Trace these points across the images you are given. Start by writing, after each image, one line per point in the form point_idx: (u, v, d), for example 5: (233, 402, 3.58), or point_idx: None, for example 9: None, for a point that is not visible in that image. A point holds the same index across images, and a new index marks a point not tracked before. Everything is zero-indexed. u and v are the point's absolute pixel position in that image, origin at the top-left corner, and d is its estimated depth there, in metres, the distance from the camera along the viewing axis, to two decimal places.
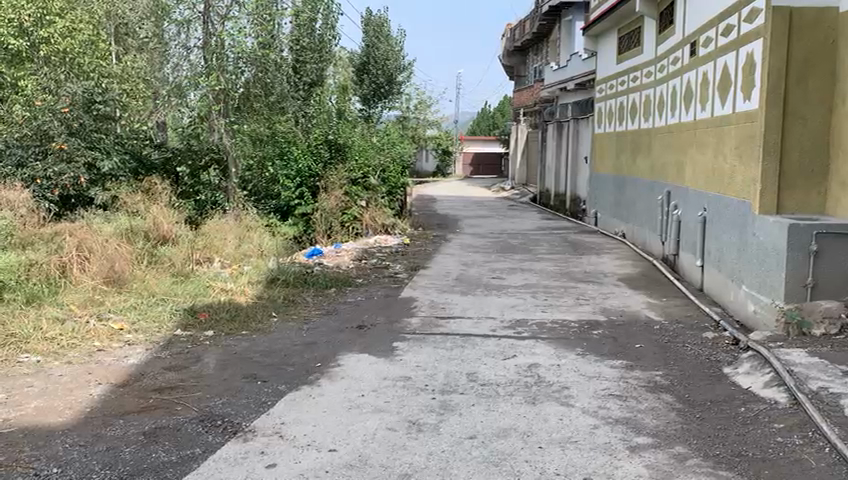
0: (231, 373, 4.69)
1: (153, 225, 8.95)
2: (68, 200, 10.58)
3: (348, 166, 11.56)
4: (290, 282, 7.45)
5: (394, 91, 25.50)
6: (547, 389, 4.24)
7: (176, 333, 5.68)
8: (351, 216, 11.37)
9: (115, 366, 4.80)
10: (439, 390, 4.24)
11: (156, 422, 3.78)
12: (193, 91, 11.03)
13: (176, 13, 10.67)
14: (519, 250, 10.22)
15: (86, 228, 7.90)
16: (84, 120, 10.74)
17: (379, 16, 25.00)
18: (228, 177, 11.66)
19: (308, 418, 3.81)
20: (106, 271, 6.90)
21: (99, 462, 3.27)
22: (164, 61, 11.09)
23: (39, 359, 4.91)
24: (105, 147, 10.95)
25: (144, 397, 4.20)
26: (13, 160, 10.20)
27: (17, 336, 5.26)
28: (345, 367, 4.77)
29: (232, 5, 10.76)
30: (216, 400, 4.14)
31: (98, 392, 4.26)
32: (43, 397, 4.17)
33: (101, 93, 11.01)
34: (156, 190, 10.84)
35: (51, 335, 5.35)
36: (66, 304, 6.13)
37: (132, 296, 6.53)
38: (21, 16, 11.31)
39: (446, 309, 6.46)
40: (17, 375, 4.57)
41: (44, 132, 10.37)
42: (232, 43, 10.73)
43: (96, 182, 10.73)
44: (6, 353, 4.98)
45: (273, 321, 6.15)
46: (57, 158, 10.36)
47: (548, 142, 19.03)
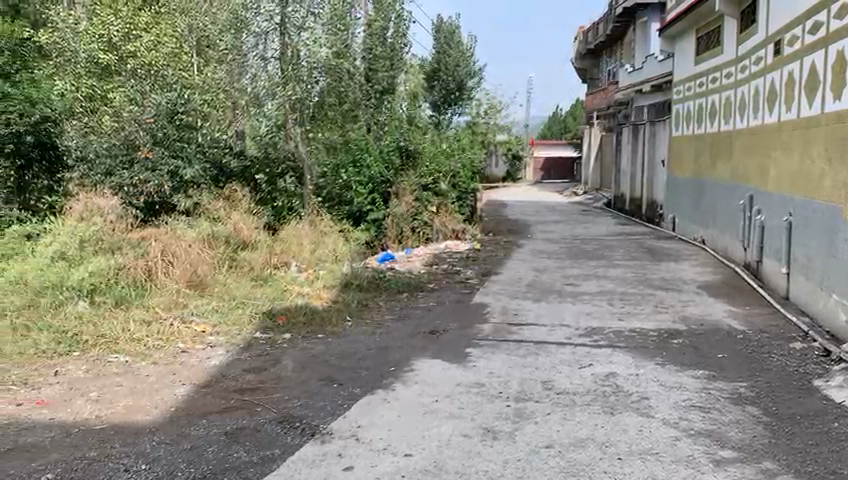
0: (308, 375, 4.79)
1: (233, 232, 9.21)
2: (152, 206, 10.90)
3: (420, 171, 12.21)
4: (364, 286, 7.56)
5: (464, 97, 25.58)
6: (626, 399, 4.14)
7: (256, 335, 5.85)
8: (422, 222, 11.89)
9: (198, 367, 4.98)
10: (514, 397, 4.21)
11: (238, 423, 3.89)
12: (270, 100, 11.22)
13: (255, 24, 10.88)
14: (594, 256, 10.05)
15: (170, 234, 8.19)
16: (167, 129, 11.01)
17: (450, 23, 25.24)
18: (303, 183, 11.75)
19: (383, 422, 3.84)
20: (188, 275, 7.17)
21: (184, 460, 3.39)
22: (242, 71, 11.12)
23: (128, 359, 5.13)
24: (187, 155, 11.11)
25: (227, 398, 4.34)
26: (103, 168, 10.66)
27: (107, 336, 5.53)
28: (418, 372, 4.79)
29: (307, 16, 11.04)
30: (295, 402, 4.24)
31: (183, 392, 4.43)
32: (131, 395, 4.36)
33: (183, 104, 11.17)
34: (236, 197, 11.19)
35: (139, 336, 5.60)
36: (153, 306, 6.38)
37: (214, 299, 6.76)
38: (110, 33, 11.68)
39: (519, 316, 6.41)
40: (108, 374, 4.79)
41: (131, 142, 10.92)
42: (308, 52, 11.17)
43: (179, 189, 10.98)
44: (98, 353, 5.23)
45: (348, 325, 6.25)
46: (142, 165, 10.79)
47: (622, 146, 18.67)
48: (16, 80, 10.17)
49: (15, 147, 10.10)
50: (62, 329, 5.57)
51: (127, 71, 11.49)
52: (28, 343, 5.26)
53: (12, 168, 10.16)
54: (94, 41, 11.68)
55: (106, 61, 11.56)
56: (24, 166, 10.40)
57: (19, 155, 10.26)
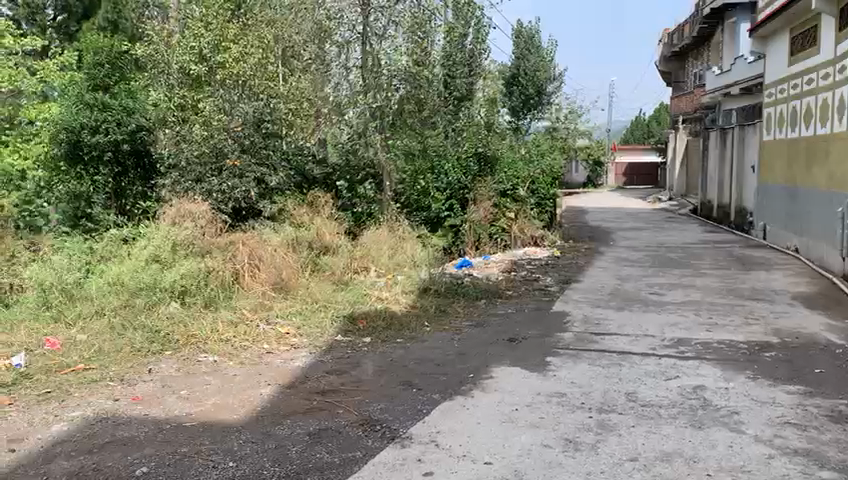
0: (388, 379, 4.84)
1: (315, 237, 9.39)
2: (239, 212, 11.06)
3: (497, 178, 12.24)
4: (442, 292, 7.58)
5: (543, 102, 25.27)
6: (714, 413, 3.99)
7: (337, 338, 5.96)
8: (499, 228, 11.97)
9: (282, 368, 5.11)
10: (596, 408, 4.12)
11: (320, 424, 3.97)
12: (352, 108, 11.57)
13: (338, 35, 11.39)
14: (679, 265, 9.73)
15: (256, 238, 8.42)
16: (254, 137, 11.08)
17: (529, 27, 25.04)
18: (382, 190, 12.05)
19: (463, 429, 3.84)
20: (273, 278, 7.43)
21: (269, 459, 3.48)
22: (326, 81, 11.61)
23: (216, 359, 5.32)
24: (273, 163, 11.34)
25: (309, 399, 4.43)
26: (193, 176, 10.64)
27: (198, 336, 5.76)
28: (497, 379, 4.76)
29: (389, 25, 11.42)
30: (375, 405, 4.28)
31: (269, 392, 4.55)
32: (219, 394, 4.52)
33: (270, 113, 11.23)
34: (318, 202, 11.42)
35: (227, 336, 5.81)
36: (240, 308, 6.62)
37: (298, 302, 6.94)
38: (202, 45, 11.66)
39: (601, 325, 6.27)
40: (197, 373, 4.98)
41: (219, 150, 10.78)
42: (389, 61, 11.48)
43: (264, 195, 11.19)
44: (188, 352, 5.46)
45: (426, 330, 6.28)
46: (231, 173, 10.74)
47: (709, 151, 18.05)
48: (115, 90, 10.40)
49: (113, 155, 10.14)
50: (155, 328, 5.83)
51: (216, 81, 11.43)
52: (125, 341, 5.54)
53: (110, 175, 10.23)
54: (188, 54, 11.78)
55: (197, 73, 11.66)
56: (121, 172, 10.43)
57: (116, 162, 10.28)
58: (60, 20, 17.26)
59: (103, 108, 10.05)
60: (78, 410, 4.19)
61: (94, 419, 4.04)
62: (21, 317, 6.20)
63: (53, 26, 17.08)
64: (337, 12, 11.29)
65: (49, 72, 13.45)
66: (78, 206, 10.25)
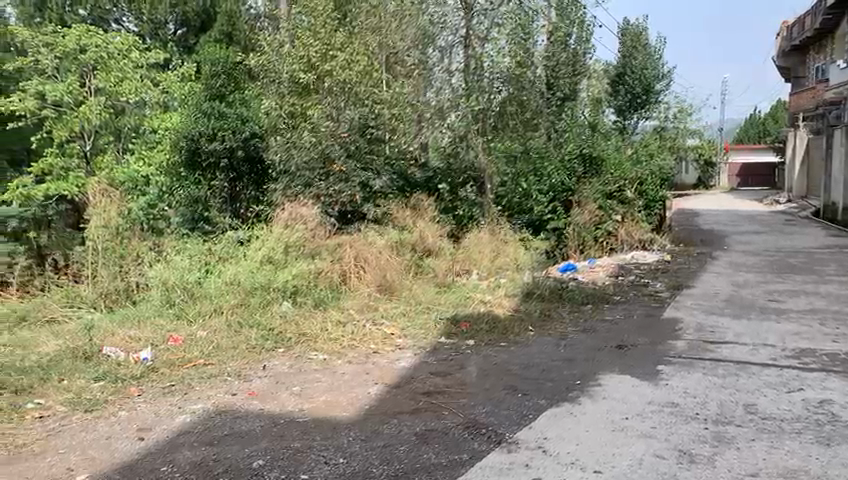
0: (493, 382, 4.83)
1: (418, 238, 9.40)
2: (345, 215, 11.28)
3: (603, 179, 11.92)
4: (546, 296, 7.49)
5: (651, 100, 24.47)
6: (844, 430, 3.74)
7: (441, 340, 6.01)
8: (605, 231, 11.71)
9: (388, 368, 5.20)
10: (712, 420, 3.95)
11: (426, 425, 4.01)
12: (454, 112, 11.73)
13: (441, 40, 11.71)
14: (801, 271, 9.18)
15: (361, 240, 8.50)
16: (359, 143, 11.19)
17: (636, 24, 24.34)
18: (485, 193, 12.08)
19: (571, 436, 3.78)
20: (379, 280, 7.61)
21: (378, 457, 3.55)
22: (428, 85, 11.80)
23: (325, 357, 5.49)
24: (376, 167, 11.45)
25: (415, 399, 4.49)
26: (301, 180, 10.91)
27: (308, 334, 5.97)
28: (605, 387, 4.66)
29: (492, 27, 11.69)
30: (481, 408, 4.29)
31: (376, 391, 4.65)
32: (329, 391, 4.65)
33: (374, 118, 11.20)
34: (420, 205, 11.42)
35: (335, 335, 5.97)
36: (347, 308, 6.81)
37: (402, 304, 7.06)
38: (310, 53, 11.05)
39: (716, 333, 6.01)
40: (308, 370, 5.15)
41: (327, 155, 10.96)
42: (491, 63, 11.82)
43: (368, 198, 11.32)
44: (299, 350, 5.65)
45: (531, 334, 6.22)
46: (338, 177, 11.02)
47: (834, 150, 16.94)
48: (230, 99, 10.98)
49: (228, 161, 10.75)
50: (269, 327, 6.09)
51: (324, 89, 11.09)
52: (242, 339, 5.81)
53: (225, 181, 10.85)
54: (296, 62, 11.15)
55: (304, 81, 11.05)
56: (236, 178, 11.01)
57: (231, 168, 10.87)
58: (180, 34, 18.26)
59: (218, 117, 10.55)
60: (199, 403, 4.43)
61: (214, 412, 4.26)
62: (148, 315, 6.60)
63: (174, 39, 18.08)
64: (441, 16, 11.59)
65: (171, 83, 14.29)
66: (196, 210, 10.75)
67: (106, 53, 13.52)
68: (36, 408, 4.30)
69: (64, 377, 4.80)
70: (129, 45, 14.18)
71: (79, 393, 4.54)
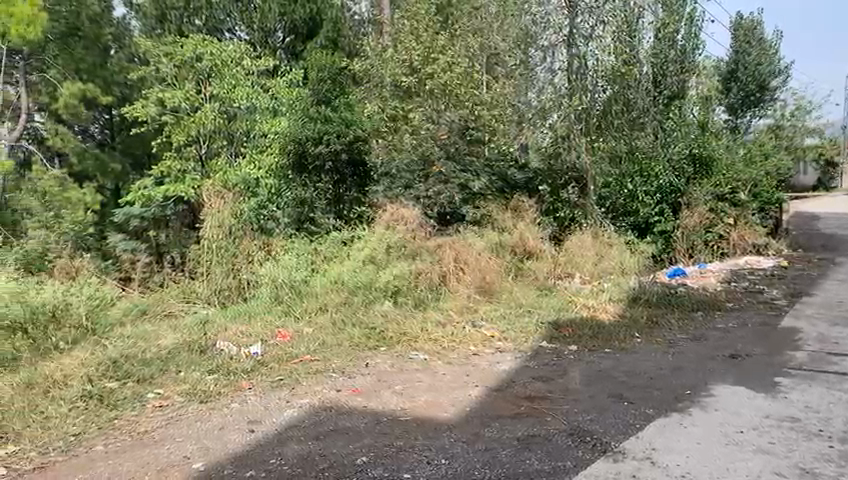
0: (597, 389, 4.71)
1: (520, 240, 9.29)
2: (444, 216, 10.97)
3: (714, 180, 11.49)
4: (653, 301, 7.24)
5: (766, 98, 23.19)
6: None
7: (543, 344, 5.92)
8: (715, 236, 11.27)
9: (489, 370, 5.18)
10: (838, 438, 3.69)
11: (529, 430, 3.95)
12: (555, 113, 11.49)
13: (542, 39, 11.55)
14: None
15: (462, 242, 8.42)
16: (459, 145, 11.48)
17: (751, 18, 23.11)
18: (586, 194, 11.56)
19: (681, 447, 3.63)
20: (478, 282, 7.58)
21: (479, 460, 3.53)
22: (530, 85, 11.73)
23: (425, 357, 5.54)
24: (476, 169, 11.35)
25: (516, 404, 4.44)
26: (402, 182, 10.90)
27: (408, 334, 6.02)
28: (718, 398, 4.44)
29: (596, 25, 11.28)
30: (585, 416, 4.19)
31: (477, 393, 4.63)
32: (430, 391, 4.68)
33: (474, 120, 11.69)
34: (521, 207, 10.95)
35: (435, 336, 6.01)
36: (446, 309, 6.82)
37: (501, 306, 7.02)
38: (412, 57, 11.75)
39: (840, 345, 5.62)
40: (409, 370, 5.20)
41: (427, 157, 11.21)
42: (595, 62, 11.46)
43: (467, 200, 11.04)
44: (401, 349, 5.72)
45: (636, 341, 6.04)
46: (436, 179, 10.98)
47: None
48: (335, 104, 11.11)
49: (332, 164, 10.82)
50: (371, 325, 6.19)
51: (426, 91, 11.62)
52: (345, 336, 5.95)
53: (329, 183, 10.84)
54: (398, 66, 11.93)
55: (406, 84, 11.78)
56: (339, 180, 10.93)
57: (335, 170, 10.90)
58: (287, 41, 17.09)
59: (324, 121, 10.75)
60: (306, 398, 4.56)
61: (319, 407, 4.37)
62: (257, 312, 6.88)
63: (281, 48, 16.94)
64: (543, 16, 11.41)
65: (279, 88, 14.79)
66: (302, 212, 10.74)
67: (221, 61, 13.92)
68: (156, 397, 4.56)
69: (181, 369, 5.07)
70: (241, 53, 14.34)
71: (194, 384, 4.77)
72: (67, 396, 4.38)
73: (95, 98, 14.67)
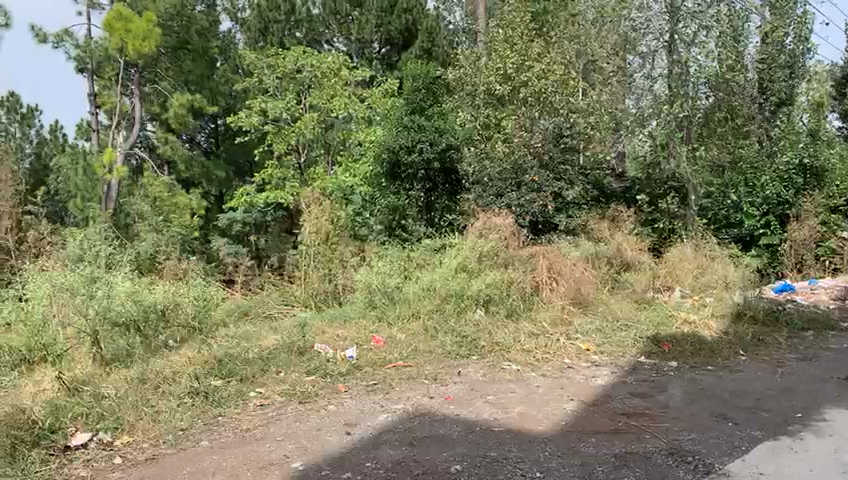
0: (699, 408, 4.53)
1: (616, 251, 9.04)
2: (536, 225, 10.43)
3: (826, 191, 10.83)
4: (759, 318, 6.89)
5: None
6: None
7: (641, 360, 5.75)
8: (827, 250, 10.65)
9: (584, 384, 5.08)
10: None
11: (626, 447, 3.85)
12: (656, 119, 11.00)
13: (643, 46, 11.09)
14: None
15: (556, 252, 8.20)
16: (552, 152, 10.47)
17: None
18: (688, 205, 11.07)
19: (791, 473, 3.44)
20: (573, 293, 7.43)
21: (575, 474, 3.47)
22: (627, 91, 11.59)
23: (518, 368, 5.50)
24: (570, 177, 10.52)
25: (614, 419, 4.32)
26: (493, 190, 10.35)
27: (501, 344, 5.99)
28: (832, 423, 4.18)
29: (699, 30, 10.65)
30: (686, 435, 4.04)
31: (572, 407, 4.55)
32: (523, 403, 4.63)
33: (569, 126, 10.62)
34: (619, 217, 10.54)
35: (528, 347, 5.95)
36: (540, 320, 6.70)
37: (598, 319, 6.82)
38: (506, 66, 11.38)
39: None
40: (502, 380, 5.17)
41: (519, 166, 10.38)
42: (697, 67, 10.81)
43: (561, 209, 10.50)
44: (493, 359, 5.72)
45: (741, 359, 5.77)
46: (529, 189, 10.19)
47: None
48: (428, 113, 11.11)
49: (424, 173, 10.72)
50: (464, 333, 6.19)
51: (520, 99, 11.20)
52: (438, 343, 5.97)
53: (421, 192, 10.78)
54: (493, 74, 11.55)
55: (500, 92, 11.39)
56: (431, 189, 10.89)
57: (427, 180, 10.81)
58: (384, 52, 17.44)
59: (417, 129, 10.65)
60: (400, 403, 4.61)
61: (413, 413, 4.41)
62: (352, 316, 7.01)
63: (378, 58, 17.29)
64: (644, 21, 10.90)
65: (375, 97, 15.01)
66: (394, 218, 11.07)
67: (320, 72, 14.30)
68: (258, 396, 4.73)
69: (281, 369, 5.23)
70: (340, 64, 14.68)
71: (293, 385, 4.92)
72: (176, 391, 4.61)
73: (202, 108, 15.41)
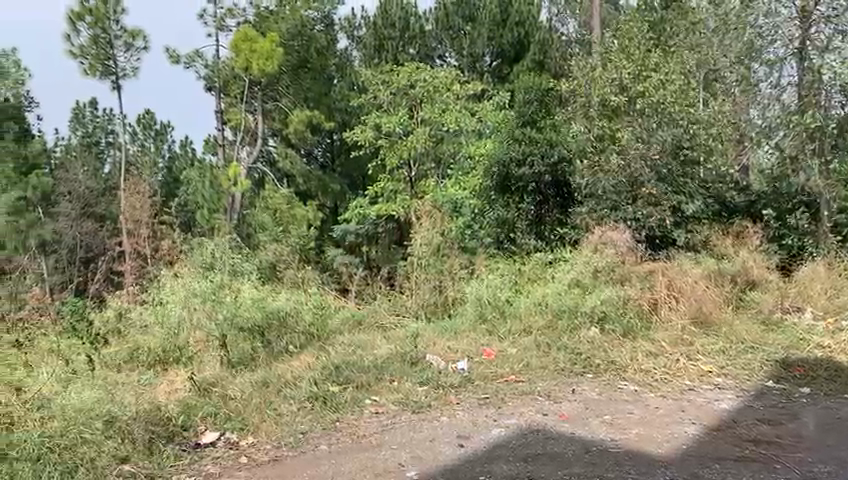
0: (836, 439, 4.22)
1: (741, 268, 8.58)
2: (653, 240, 10.01)
3: None
4: None
5: None
6: None
7: (769, 384, 5.43)
8: None
9: (707, 408, 4.85)
10: None
11: (754, 476, 3.64)
12: (782, 133, 10.24)
13: (769, 52, 10.10)
14: None
15: (676, 268, 7.93)
16: (672, 166, 10.10)
17: None
18: (819, 219, 10.64)
19: None
20: (693, 311, 7.10)
21: None
22: (753, 101, 10.60)
23: (636, 388, 5.33)
24: (690, 191, 10.14)
25: (740, 446, 4.10)
26: (608, 203, 10.07)
27: (617, 363, 5.82)
28: None
29: (835, 35, 9.73)
30: (821, 467, 3.77)
31: (693, 431, 4.36)
32: (642, 425, 4.47)
33: (689, 139, 10.25)
34: (745, 232, 10.17)
35: (647, 367, 5.74)
36: (659, 340, 6.44)
37: (720, 340, 6.52)
38: (622, 76, 11.03)
39: None
40: (618, 400, 5.03)
41: (636, 179, 9.99)
42: (834, 74, 9.69)
43: (679, 224, 10.00)
44: (609, 378, 5.57)
45: None
46: (646, 202, 9.86)
47: None
48: (540, 124, 11.07)
49: (535, 185, 10.73)
50: (578, 350, 6.05)
51: (636, 110, 10.77)
52: (551, 359, 5.89)
53: (531, 204, 10.80)
54: (608, 85, 11.21)
55: (615, 103, 11.03)
56: (541, 201, 10.82)
57: (538, 191, 10.79)
58: (495, 65, 17.20)
59: (529, 142, 10.85)
60: (513, 419, 4.58)
61: (527, 429, 4.37)
62: (463, 329, 7.03)
63: (489, 72, 17.11)
64: (771, 28, 10.01)
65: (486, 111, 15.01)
66: (503, 231, 10.98)
67: (433, 87, 14.47)
68: (373, 403, 4.84)
69: (394, 378, 5.32)
70: (452, 79, 14.72)
71: (407, 395, 5.00)
72: (297, 395, 4.80)
73: (319, 124, 15.98)
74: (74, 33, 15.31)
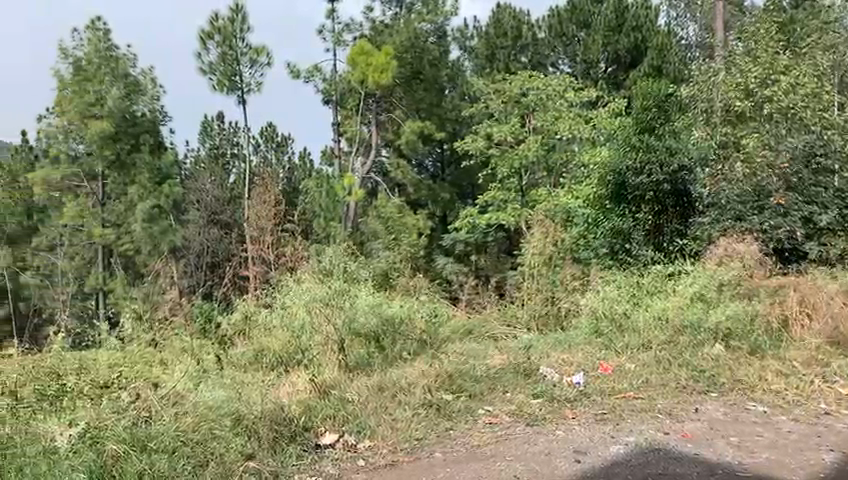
0: None
1: None
2: (782, 254, 9.47)
3: None
4: None
5: None
6: None
7: None
8: None
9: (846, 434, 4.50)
10: None
11: None
12: None
13: None
14: None
15: (812, 284, 7.41)
16: (803, 174, 9.61)
17: None
18: None
19: None
20: (830, 331, 6.56)
21: None
22: None
23: (766, 410, 5.03)
24: (824, 201, 9.44)
25: None
26: (731, 214, 9.55)
27: (745, 382, 5.54)
28: None
29: None
30: None
31: (831, 458, 4.07)
32: (772, 448, 4.23)
33: (822, 146, 9.77)
34: None
35: (776, 388, 5.42)
36: (790, 359, 6.05)
37: None
38: (748, 80, 11.12)
39: None
40: (746, 421, 4.77)
41: (762, 188, 9.64)
42: None
43: (812, 236, 9.38)
44: (735, 397, 5.30)
45: None
46: (774, 212, 9.34)
47: None
48: (660, 132, 10.35)
49: (654, 194, 10.10)
50: (700, 368, 5.81)
51: (764, 116, 10.75)
52: (672, 376, 5.66)
53: (650, 213, 10.18)
54: (733, 90, 11.28)
55: (740, 108, 11.06)
56: (660, 210, 10.21)
57: (657, 201, 10.17)
58: (610, 72, 16.66)
59: (648, 150, 10.18)
60: (632, 436, 4.44)
61: (648, 447, 4.23)
62: (577, 342, 6.88)
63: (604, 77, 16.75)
64: None
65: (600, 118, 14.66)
66: (617, 242, 10.33)
67: (545, 94, 14.33)
68: (487, 414, 4.82)
69: (508, 390, 5.30)
70: (566, 86, 14.52)
71: (520, 406, 4.95)
72: (410, 402, 4.83)
73: (431, 134, 16.17)
74: (204, 51, 16.31)
